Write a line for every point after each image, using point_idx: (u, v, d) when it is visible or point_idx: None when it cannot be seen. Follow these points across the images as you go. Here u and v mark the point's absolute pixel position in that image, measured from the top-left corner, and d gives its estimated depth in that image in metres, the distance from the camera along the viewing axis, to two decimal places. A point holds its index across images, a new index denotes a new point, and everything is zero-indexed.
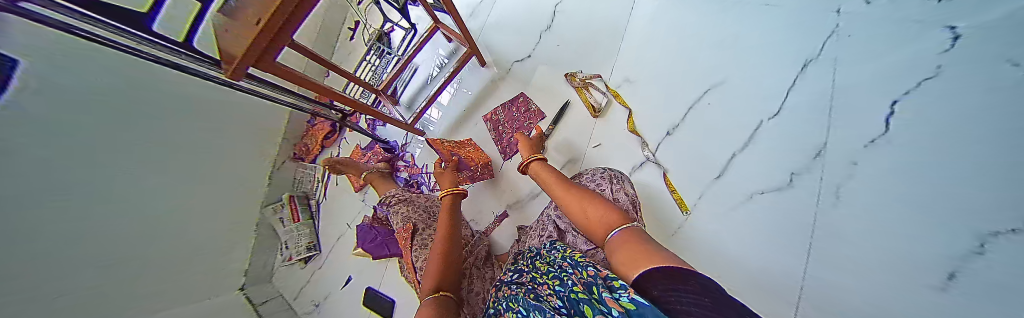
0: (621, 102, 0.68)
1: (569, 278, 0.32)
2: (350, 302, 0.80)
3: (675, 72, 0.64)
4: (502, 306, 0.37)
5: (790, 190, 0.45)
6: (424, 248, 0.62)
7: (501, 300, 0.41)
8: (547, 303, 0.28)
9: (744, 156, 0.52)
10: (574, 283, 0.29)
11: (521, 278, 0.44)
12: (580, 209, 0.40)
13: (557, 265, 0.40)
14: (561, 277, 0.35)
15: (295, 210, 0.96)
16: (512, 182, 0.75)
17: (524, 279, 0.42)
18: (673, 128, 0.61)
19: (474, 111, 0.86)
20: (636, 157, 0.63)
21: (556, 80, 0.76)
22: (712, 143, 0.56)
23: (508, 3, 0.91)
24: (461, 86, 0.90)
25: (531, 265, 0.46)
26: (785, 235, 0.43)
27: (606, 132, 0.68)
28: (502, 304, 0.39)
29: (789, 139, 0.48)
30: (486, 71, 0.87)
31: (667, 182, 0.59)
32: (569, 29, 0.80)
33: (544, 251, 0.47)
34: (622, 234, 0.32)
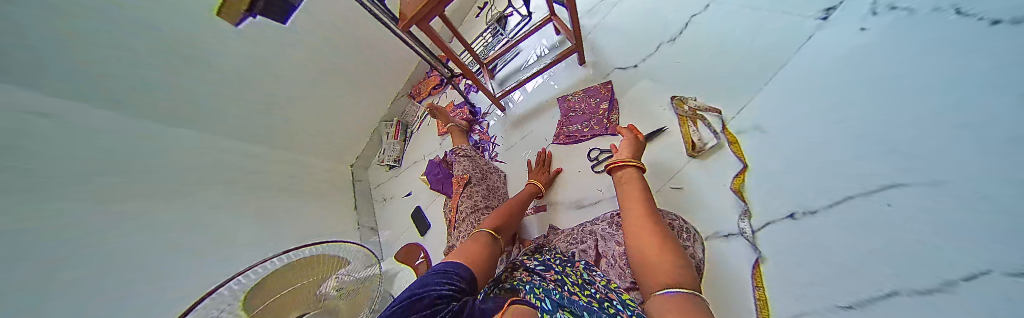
0: (737, 149, 0.50)
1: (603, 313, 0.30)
2: (404, 214, 1.01)
3: (843, 129, 0.39)
4: (524, 287, 0.41)
5: None
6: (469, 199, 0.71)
7: (519, 283, 0.42)
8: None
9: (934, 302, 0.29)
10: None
11: (547, 271, 0.45)
12: (648, 249, 0.36)
13: (596, 287, 0.38)
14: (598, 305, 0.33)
15: (398, 132, 1.23)
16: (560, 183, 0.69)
17: (549, 277, 0.42)
18: (804, 212, 0.40)
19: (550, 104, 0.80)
20: (723, 224, 0.48)
21: (658, 99, 0.64)
22: (868, 259, 0.32)
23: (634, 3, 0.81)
24: (551, 76, 0.85)
25: (560, 267, 0.45)
26: None
27: (698, 178, 0.53)
28: (522, 284, 0.42)
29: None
30: (581, 69, 0.79)
31: (756, 272, 0.41)
32: (699, 40, 0.63)
33: (582, 262, 0.45)
34: (676, 296, 0.26)
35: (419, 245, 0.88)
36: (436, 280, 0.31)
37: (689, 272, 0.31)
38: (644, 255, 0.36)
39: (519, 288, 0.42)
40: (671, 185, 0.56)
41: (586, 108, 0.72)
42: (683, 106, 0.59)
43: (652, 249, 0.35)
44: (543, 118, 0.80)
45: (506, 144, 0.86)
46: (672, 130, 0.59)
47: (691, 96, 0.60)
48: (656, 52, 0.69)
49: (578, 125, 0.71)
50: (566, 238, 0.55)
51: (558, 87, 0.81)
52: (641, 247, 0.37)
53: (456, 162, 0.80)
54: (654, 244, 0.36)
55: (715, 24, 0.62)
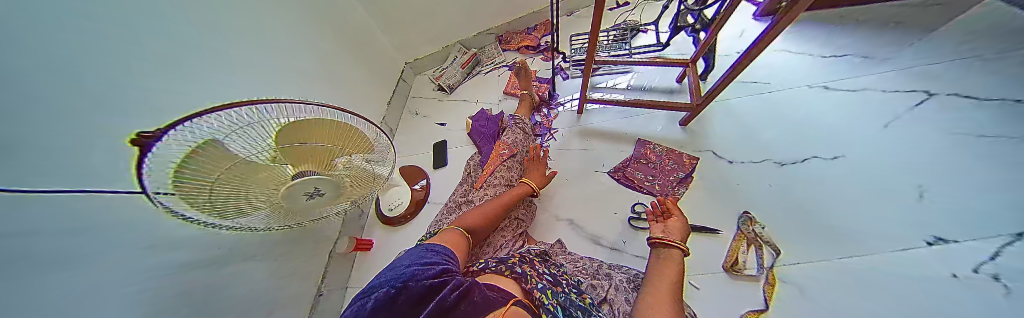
0: (770, 292, 0.50)
1: None
2: (427, 138, 0.98)
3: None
4: (530, 279, 0.45)
5: None
6: (504, 170, 0.70)
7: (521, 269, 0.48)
8: None
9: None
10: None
11: (555, 278, 0.48)
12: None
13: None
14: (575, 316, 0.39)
15: (466, 62, 1.17)
16: (593, 211, 0.67)
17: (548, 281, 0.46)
18: None
19: (629, 140, 0.77)
20: None
21: (733, 205, 0.62)
22: None
23: (775, 101, 0.73)
24: (648, 114, 0.82)
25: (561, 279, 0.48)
26: None
27: (722, 294, 0.53)
28: (529, 275, 0.46)
29: None
30: (680, 128, 0.76)
31: None
32: (808, 184, 0.60)
33: (580, 291, 0.47)
34: None
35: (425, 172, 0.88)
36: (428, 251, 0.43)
37: None
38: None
39: (524, 276, 0.46)
40: (692, 281, 0.56)
41: (660, 166, 0.70)
42: (752, 224, 0.58)
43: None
44: (614, 145, 0.77)
45: (563, 144, 0.82)
46: (723, 237, 0.58)
47: (763, 225, 0.57)
48: (758, 163, 0.65)
49: (644, 174, 0.69)
50: (575, 261, 0.57)
51: (648, 130, 0.78)
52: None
53: (510, 130, 0.79)
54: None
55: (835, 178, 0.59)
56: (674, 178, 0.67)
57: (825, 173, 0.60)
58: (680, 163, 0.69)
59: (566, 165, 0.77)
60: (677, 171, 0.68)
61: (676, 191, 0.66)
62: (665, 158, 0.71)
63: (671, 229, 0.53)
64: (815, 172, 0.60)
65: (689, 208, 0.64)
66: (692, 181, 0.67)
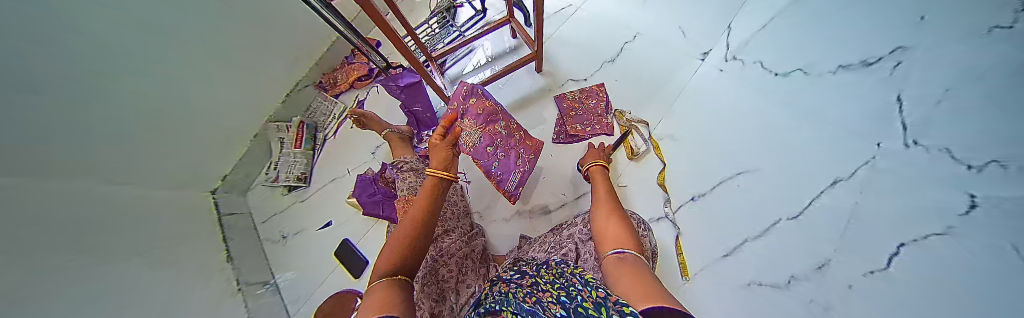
0: (660, 154, 0.71)
1: (578, 294, 0.36)
2: (328, 248, 0.76)
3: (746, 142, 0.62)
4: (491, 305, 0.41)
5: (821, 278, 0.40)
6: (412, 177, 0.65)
7: (499, 294, 0.44)
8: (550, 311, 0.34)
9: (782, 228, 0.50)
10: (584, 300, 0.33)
11: (523, 279, 0.47)
12: (623, 275, 0.34)
13: (567, 277, 0.43)
14: (569, 291, 0.39)
15: (300, 138, 0.91)
16: (531, 187, 0.72)
17: (526, 283, 0.45)
18: (699, 196, 0.64)
19: (516, 110, 0.84)
20: (657, 211, 0.67)
21: (604, 111, 0.79)
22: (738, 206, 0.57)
23: (579, 23, 0.96)
24: (510, 80, 0.89)
25: (537, 272, 0.48)
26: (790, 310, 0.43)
27: (640, 176, 0.72)
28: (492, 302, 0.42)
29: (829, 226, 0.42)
30: (538, 77, 0.88)
31: (678, 245, 0.61)
32: (631, 68, 0.84)
33: (552, 263, 0.49)
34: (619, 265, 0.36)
35: (353, 290, 0.68)
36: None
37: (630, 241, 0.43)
38: (618, 281, 0.34)
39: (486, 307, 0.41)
40: (621, 184, 0.72)
41: (579, 110, 0.79)
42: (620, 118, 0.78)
43: (627, 269, 0.35)
44: None
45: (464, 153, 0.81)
46: (611, 138, 0.77)
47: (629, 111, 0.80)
48: (600, 69, 0.86)
49: (571, 121, 0.78)
50: (541, 246, 0.58)
51: (517, 94, 0.86)
52: (617, 273, 0.35)
53: (400, 179, 0.66)
54: (624, 268, 0.36)
55: (640, 54, 0.85)
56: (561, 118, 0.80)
57: (633, 55, 0.86)
58: (597, 98, 0.81)
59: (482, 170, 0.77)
60: (568, 108, 0.80)
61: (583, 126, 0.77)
62: (584, 99, 0.81)
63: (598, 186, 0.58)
64: (627, 56, 0.86)
65: (585, 130, 0.77)
66: (581, 108, 0.79)
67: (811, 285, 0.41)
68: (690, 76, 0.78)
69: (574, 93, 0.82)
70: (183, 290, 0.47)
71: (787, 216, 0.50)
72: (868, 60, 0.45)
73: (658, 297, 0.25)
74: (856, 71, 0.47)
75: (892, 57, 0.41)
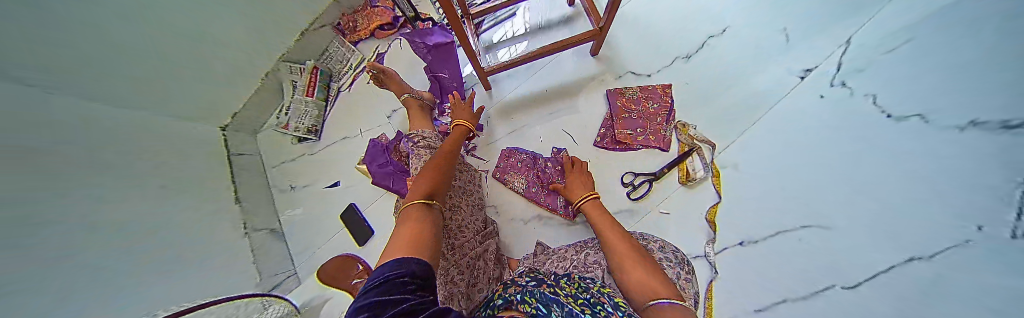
0: (716, 184, 0.62)
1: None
2: (337, 208, 0.75)
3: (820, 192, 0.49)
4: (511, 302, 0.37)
5: None
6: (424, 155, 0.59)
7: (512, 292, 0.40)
8: None
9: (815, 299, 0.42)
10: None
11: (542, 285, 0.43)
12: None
13: (595, 296, 0.39)
14: (596, 309, 0.36)
15: (312, 86, 0.84)
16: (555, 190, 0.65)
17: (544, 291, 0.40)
18: (750, 242, 0.55)
19: (558, 98, 0.72)
20: (694, 248, 0.60)
21: (665, 119, 0.68)
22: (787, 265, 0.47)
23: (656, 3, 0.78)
24: (556, 59, 0.75)
25: (556, 281, 0.44)
26: None
27: (683, 204, 0.64)
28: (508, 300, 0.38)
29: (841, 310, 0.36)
30: (590, 62, 0.74)
31: (709, 289, 0.55)
32: (707, 72, 0.70)
33: (574, 276, 0.45)
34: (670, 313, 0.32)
35: (353, 256, 0.69)
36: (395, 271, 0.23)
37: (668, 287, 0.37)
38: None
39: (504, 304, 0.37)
40: (661, 210, 0.64)
41: (634, 112, 0.68)
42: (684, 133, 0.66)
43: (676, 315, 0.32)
44: (538, 112, 0.71)
45: (488, 137, 0.71)
46: (665, 154, 0.66)
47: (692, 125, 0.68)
48: (669, 66, 0.71)
49: (619, 125, 0.67)
50: (561, 261, 0.52)
51: (561, 79, 0.73)
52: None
53: (416, 154, 0.59)
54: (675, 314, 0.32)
55: (725, 56, 0.70)
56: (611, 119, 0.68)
57: (712, 57, 0.71)
58: (657, 102, 0.69)
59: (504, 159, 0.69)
60: (619, 106, 0.68)
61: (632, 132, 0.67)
62: (642, 100, 0.69)
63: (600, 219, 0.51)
64: (704, 56, 0.71)
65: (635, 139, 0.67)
66: (638, 111, 0.67)
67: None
68: (781, 95, 0.63)
69: (631, 91, 0.70)
70: (195, 224, 0.46)
71: (844, 283, 0.38)
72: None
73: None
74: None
75: None
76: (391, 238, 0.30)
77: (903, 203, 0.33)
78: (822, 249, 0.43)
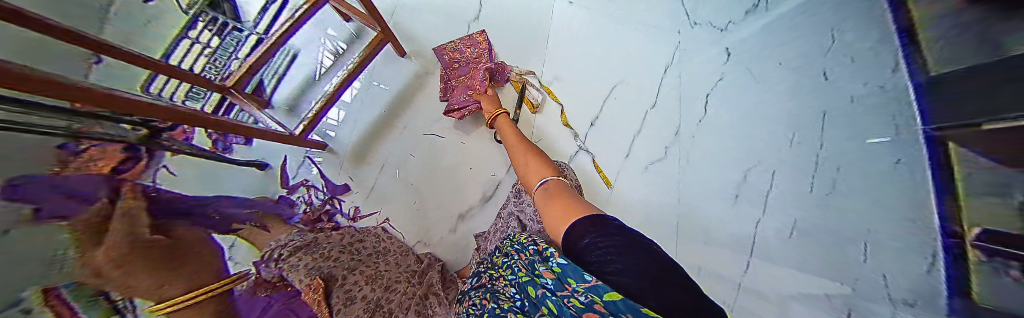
0: (554, 98, 0.77)
1: (517, 264, 0.39)
2: None
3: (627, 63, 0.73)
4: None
5: (664, 158, 0.60)
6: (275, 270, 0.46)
7: (463, 308, 0.41)
8: (503, 293, 0.36)
9: (651, 117, 0.67)
10: (521, 268, 0.37)
11: (478, 280, 0.46)
12: (554, 198, 0.39)
13: (508, 253, 0.44)
14: (514, 264, 0.40)
15: None
16: (454, 184, 0.70)
17: (483, 282, 0.44)
18: (594, 121, 0.74)
19: (398, 109, 0.74)
20: (570, 148, 0.75)
21: (488, 60, 0.75)
22: (626, 119, 0.70)
23: None
24: (371, 78, 0.76)
25: (490, 263, 0.48)
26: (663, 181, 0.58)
27: (545, 125, 0.77)
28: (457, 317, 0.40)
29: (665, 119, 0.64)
30: (407, 62, 0.77)
31: (595, 166, 0.72)
32: (493, 19, 0.80)
33: (498, 246, 0.49)
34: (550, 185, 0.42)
35: None
36: None
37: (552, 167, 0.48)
38: (547, 207, 0.39)
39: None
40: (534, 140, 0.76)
41: (461, 66, 0.73)
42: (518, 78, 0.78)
43: (555, 192, 0.40)
44: (389, 133, 0.72)
45: (361, 188, 0.70)
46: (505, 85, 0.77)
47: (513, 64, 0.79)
48: (469, 31, 0.79)
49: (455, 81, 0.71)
50: (493, 234, 0.58)
51: (390, 91, 0.75)
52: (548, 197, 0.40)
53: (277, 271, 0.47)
54: (552, 194, 0.40)
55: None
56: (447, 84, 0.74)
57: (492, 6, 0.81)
58: (475, 46, 0.75)
59: (394, 200, 0.69)
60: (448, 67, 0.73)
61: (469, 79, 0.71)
62: (464, 51, 0.75)
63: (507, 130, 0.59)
64: (488, 12, 0.81)
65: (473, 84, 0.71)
66: (463, 64, 0.73)
67: (677, 147, 0.58)
68: (549, 10, 0.81)
69: (452, 48, 0.75)
70: None
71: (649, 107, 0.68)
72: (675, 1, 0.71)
73: (578, 213, 0.34)
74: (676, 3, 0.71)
75: None
76: None
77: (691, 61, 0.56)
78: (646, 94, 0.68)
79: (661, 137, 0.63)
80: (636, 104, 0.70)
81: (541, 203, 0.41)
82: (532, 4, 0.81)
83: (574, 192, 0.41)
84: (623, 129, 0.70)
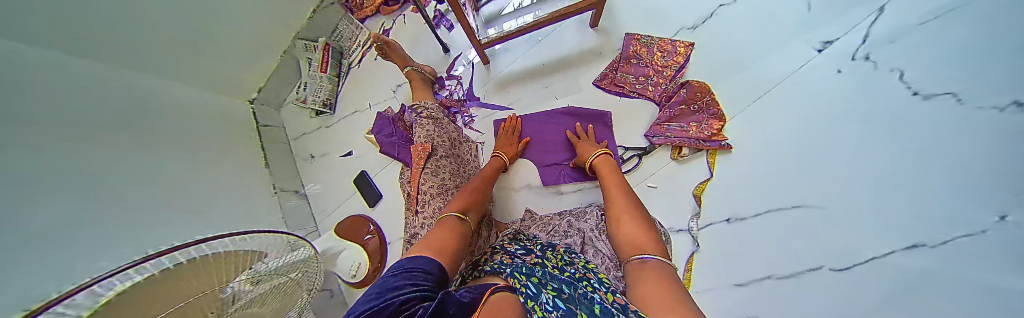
0: (710, 160, 0.61)
1: (591, 290, 0.37)
2: (345, 175, 0.81)
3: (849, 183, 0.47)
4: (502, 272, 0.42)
5: None
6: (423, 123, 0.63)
7: (501, 263, 0.45)
8: (561, 296, 0.35)
9: (818, 273, 0.45)
10: (597, 299, 0.34)
11: (526, 256, 0.47)
12: (651, 279, 0.35)
13: (578, 270, 0.43)
14: (581, 282, 0.39)
15: (326, 62, 0.92)
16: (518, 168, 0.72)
17: (530, 261, 0.45)
18: (736, 218, 0.56)
19: (554, 71, 0.77)
20: (679, 220, 0.61)
21: (673, 74, 0.67)
22: (781, 250, 0.50)
23: None
24: (553, 34, 0.80)
25: (542, 253, 0.48)
26: None
27: (672, 178, 0.64)
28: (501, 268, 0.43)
29: (834, 293, 0.43)
30: (591, 35, 0.77)
31: (689, 260, 0.58)
32: (712, 40, 0.68)
33: (559, 247, 0.50)
34: (649, 269, 0.37)
35: (365, 217, 0.74)
36: (413, 268, 0.31)
37: (656, 237, 0.43)
38: (639, 291, 0.34)
39: (498, 271, 0.42)
40: (648, 184, 0.66)
41: (635, 64, 0.70)
42: (719, 123, 0.61)
43: (654, 277, 0.35)
44: (534, 84, 0.77)
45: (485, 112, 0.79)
46: (654, 108, 0.68)
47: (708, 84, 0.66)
48: (675, 36, 0.70)
49: (621, 72, 0.70)
50: (545, 226, 0.58)
51: (557, 53, 0.78)
52: (640, 280, 0.36)
53: (417, 125, 0.63)
54: (652, 277, 0.35)
55: (735, 21, 0.67)
56: (613, 72, 0.71)
57: (720, 26, 0.68)
58: (669, 57, 0.68)
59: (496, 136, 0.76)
60: (625, 56, 0.71)
61: (634, 81, 0.69)
62: (652, 51, 0.70)
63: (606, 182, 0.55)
64: (710, 28, 0.68)
65: (633, 85, 0.69)
66: (640, 68, 0.69)
67: None
68: (797, 65, 0.60)
69: (646, 40, 0.71)
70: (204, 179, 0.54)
71: (834, 264, 0.44)
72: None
73: (686, 314, 0.27)
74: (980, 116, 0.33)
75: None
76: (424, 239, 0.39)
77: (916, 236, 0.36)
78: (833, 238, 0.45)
79: (823, 308, 0.43)
80: (823, 245, 0.46)
81: (639, 284, 0.35)
82: (778, 47, 0.62)
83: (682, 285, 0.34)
84: (773, 258, 0.50)
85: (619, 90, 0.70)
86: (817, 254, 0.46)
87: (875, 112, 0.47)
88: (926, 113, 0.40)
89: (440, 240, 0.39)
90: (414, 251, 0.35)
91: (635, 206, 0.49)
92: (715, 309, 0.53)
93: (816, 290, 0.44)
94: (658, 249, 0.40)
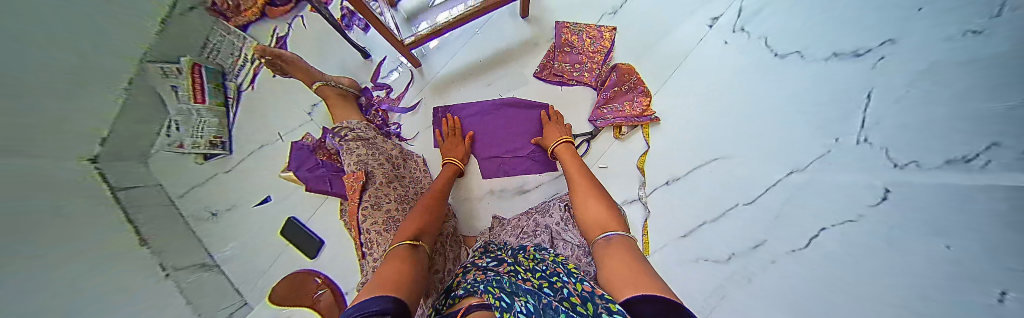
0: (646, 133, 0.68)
1: (563, 286, 0.36)
2: (269, 225, 0.70)
3: (741, 125, 0.56)
4: (474, 290, 0.39)
5: (724, 265, 0.49)
6: (358, 145, 0.54)
7: (474, 281, 0.42)
8: (528, 298, 0.34)
9: (736, 212, 0.50)
10: (569, 294, 0.34)
11: (496, 266, 0.45)
12: (616, 257, 0.36)
13: (549, 267, 0.43)
14: (552, 280, 0.39)
15: (200, 89, 0.68)
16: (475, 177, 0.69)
17: (503, 271, 0.43)
18: (673, 180, 0.62)
19: (494, 67, 0.73)
20: (629, 192, 0.67)
21: (605, 57, 0.71)
22: (698, 200, 0.57)
23: None
24: (484, 27, 0.76)
25: (514, 259, 0.47)
26: (710, 283, 0.50)
27: (619, 155, 0.70)
28: (473, 286, 0.40)
29: (745, 226, 0.48)
30: (523, 25, 0.75)
31: (644, 226, 0.63)
32: (630, 23, 0.73)
33: (528, 248, 0.50)
34: (616, 243, 0.38)
35: (311, 269, 0.68)
36: (378, 309, 0.22)
37: (615, 214, 0.45)
38: (608, 266, 0.35)
39: (471, 289, 0.40)
40: (601, 165, 0.70)
41: (570, 51, 0.71)
42: (646, 99, 0.67)
43: (618, 251, 0.37)
44: (472, 84, 0.73)
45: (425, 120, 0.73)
46: (592, 91, 0.71)
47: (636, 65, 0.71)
48: (599, 22, 0.74)
49: (561, 61, 0.71)
50: (513, 230, 0.57)
51: (493, 47, 0.75)
52: (606, 256, 0.37)
53: (346, 151, 0.54)
54: (622, 249, 0.37)
55: (648, 4, 0.74)
56: (551, 61, 0.72)
57: (635, 9, 0.74)
58: (600, 41, 0.71)
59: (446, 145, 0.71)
60: (561, 44, 0.71)
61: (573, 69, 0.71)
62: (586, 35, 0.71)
63: (571, 168, 0.56)
64: (626, 13, 0.74)
65: (573, 72, 0.71)
66: (574, 54, 0.71)
67: (744, 260, 0.47)
68: (697, 40, 0.68)
69: (577, 25, 0.72)
70: None
71: (743, 201, 0.50)
72: (858, 52, 0.41)
73: (649, 286, 0.28)
74: (844, 62, 0.43)
75: (881, 50, 0.38)
76: (374, 277, 0.30)
77: (790, 163, 0.45)
78: (730, 176, 0.54)
79: (736, 237, 0.49)
80: (727, 187, 0.53)
81: (608, 259, 0.36)
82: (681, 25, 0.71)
83: (642, 255, 0.36)
84: (701, 205, 0.56)
85: (563, 79, 0.71)
86: (728, 195, 0.52)
87: (758, 74, 0.57)
88: (793, 70, 0.51)
89: (398, 273, 0.32)
90: (378, 291, 0.27)
91: (598, 189, 0.51)
92: (668, 263, 0.57)
93: (736, 225, 0.50)
94: (619, 225, 0.43)
